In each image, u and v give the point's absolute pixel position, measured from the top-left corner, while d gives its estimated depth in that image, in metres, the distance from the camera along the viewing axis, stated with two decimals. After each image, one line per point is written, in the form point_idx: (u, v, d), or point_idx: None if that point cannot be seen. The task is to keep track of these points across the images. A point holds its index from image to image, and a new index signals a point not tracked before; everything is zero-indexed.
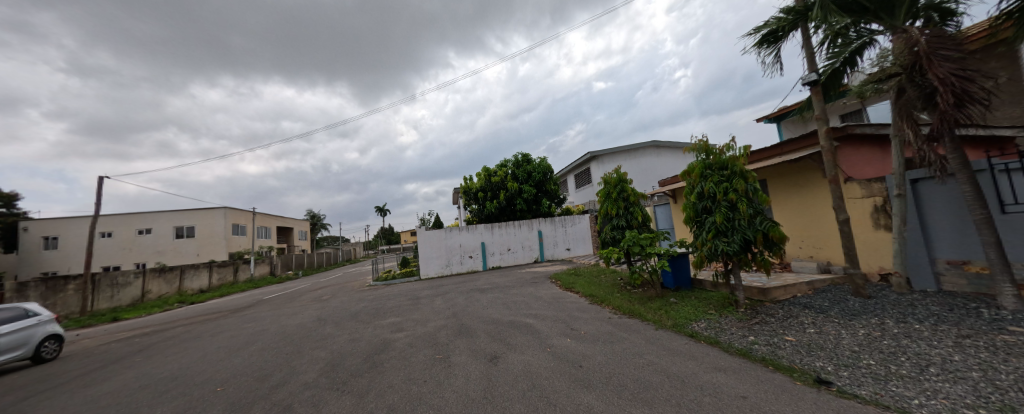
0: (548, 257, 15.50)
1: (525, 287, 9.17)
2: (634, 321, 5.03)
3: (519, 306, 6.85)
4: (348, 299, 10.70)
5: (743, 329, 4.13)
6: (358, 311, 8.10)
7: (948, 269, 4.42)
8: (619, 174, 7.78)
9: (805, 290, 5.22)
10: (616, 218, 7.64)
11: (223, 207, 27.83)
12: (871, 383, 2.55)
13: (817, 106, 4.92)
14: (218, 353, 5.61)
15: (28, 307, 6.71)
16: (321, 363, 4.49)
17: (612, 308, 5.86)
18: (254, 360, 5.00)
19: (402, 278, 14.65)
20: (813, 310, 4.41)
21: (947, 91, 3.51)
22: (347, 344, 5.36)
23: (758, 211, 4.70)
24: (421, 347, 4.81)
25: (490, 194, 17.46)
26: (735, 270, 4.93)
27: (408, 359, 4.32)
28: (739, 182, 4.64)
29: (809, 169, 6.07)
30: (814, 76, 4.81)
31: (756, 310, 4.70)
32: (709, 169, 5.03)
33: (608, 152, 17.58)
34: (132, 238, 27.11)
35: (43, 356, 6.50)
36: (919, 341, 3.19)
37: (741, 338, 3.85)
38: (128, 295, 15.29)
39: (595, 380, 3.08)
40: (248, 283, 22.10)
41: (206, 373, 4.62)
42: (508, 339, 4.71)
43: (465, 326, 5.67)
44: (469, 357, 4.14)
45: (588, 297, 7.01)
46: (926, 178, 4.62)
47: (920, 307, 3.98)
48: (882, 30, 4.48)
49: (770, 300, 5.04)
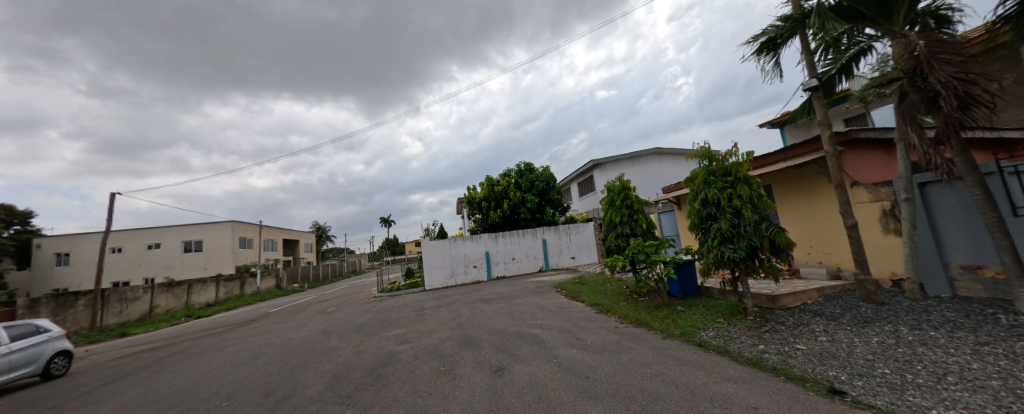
0: (553, 266, 15.40)
1: (530, 296, 9.12)
2: (641, 330, 4.96)
3: (525, 316, 6.79)
4: (353, 311, 10.69)
5: (752, 337, 4.05)
6: (363, 323, 8.08)
7: (962, 274, 4.32)
8: (623, 182, 7.79)
9: (815, 297, 5.13)
10: (620, 225, 7.62)
11: (232, 220, 28.28)
12: (887, 392, 2.49)
13: (818, 111, 4.91)
14: (224, 367, 5.61)
15: (40, 323, 6.78)
16: (326, 377, 4.48)
17: (618, 318, 5.81)
18: (259, 374, 4.99)
19: (407, 289, 14.60)
20: (825, 318, 4.32)
21: (950, 94, 3.50)
22: (352, 357, 5.34)
23: (763, 217, 4.65)
24: (426, 358, 4.78)
25: (494, 203, 17.47)
26: (743, 277, 4.84)
27: (413, 371, 4.29)
28: (743, 188, 4.64)
29: (814, 173, 6.03)
30: (815, 82, 4.80)
31: (765, 318, 4.60)
32: (711, 176, 5.04)
33: (611, 160, 17.64)
34: (141, 252, 27.41)
35: (53, 372, 6.54)
36: (935, 349, 3.11)
37: (751, 347, 3.78)
38: (136, 310, 15.38)
39: (603, 391, 3.02)
40: (254, 296, 22.21)
41: (210, 388, 4.61)
42: (513, 350, 4.66)
43: (469, 338, 5.64)
44: (474, 369, 4.10)
45: (593, 306, 6.96)
46: (933, 181, 4.56)
47: (936, 314, 3.88)
48: (880, 36, 4.51)
49: (780, 307, 4.97)
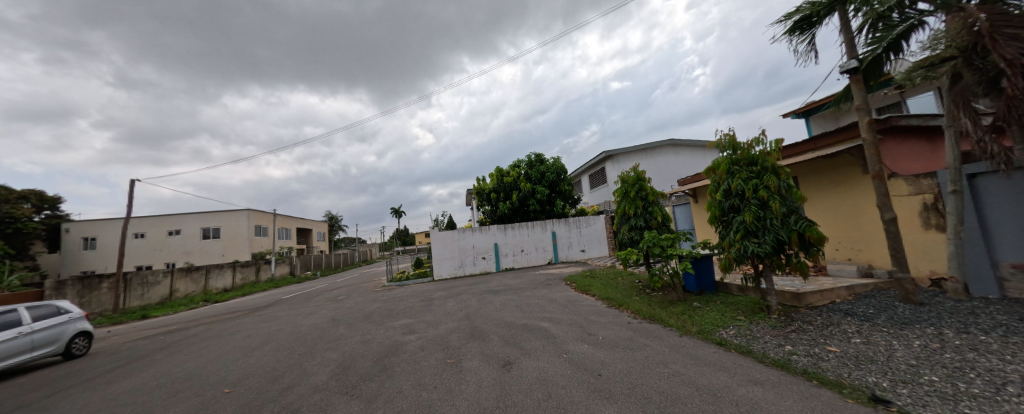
0: (563, 259, 15.21)
1: (539, 289, 8.98)
2: (656, 326, 4.75)
3: (534, 309, 6.64)
4: (363, 300, 10.74)
5: (778, 337, 3.78)
6: (372, 312, 8.08)
7: (1014, 274, 3.94)
8: (637, 172, 7.47)
9: (844, 296, 4.81)
10: (634, 217, 7.32)
11: (248, 209, 28.93)
12: (938, 403, 2.23)
13: (857, 95, 4.50)
14: (234, 352, 5.64)
15: (61, 304, 6.93)
16: (332, 365, 4.43)
17: (631, 313, 5.61)
18: (266, 360, 4.97)
19: (416, 279, 14.65)
20: (857, 318, 4.02)
21: (1016, 72, 3.13)
22: (359, 346, 5.30)
23: (793, 210, 4.31)
24: (433, 350, 4.68)
25: (503, 195, 17.23)
26: (767, 272, 4.55)
27: (419, 363, 4.19)
28: (771, 178, 4.31)
29: (846, 163, 5.61)
30: (855, 63, 4.40)
31: (791, 317, 4.31)
32: (736, 165, 4.74)
33: (624, 151, 17.22)
34: (162, 238, 28.34)
35: (74, 352, 6.72)
36: (989, 356, 2.80)
37: (776, 347, 3.52)
38: (157, 293, 15.89)
39: (616, 391, 2.84)
40: (269, 282, 22.82)
41: (219, 373, 4.61)
42: (521, 344, 4.51)
43: (477, 329, 5.54)
44: (481, 362, 3.98)
45: (604, 300, 6.76)
46: (987, 172, 4.14)
47: (985, 316, 3.54)
48: (934, 10, 4.08)
49: (806, 306, 4.70)
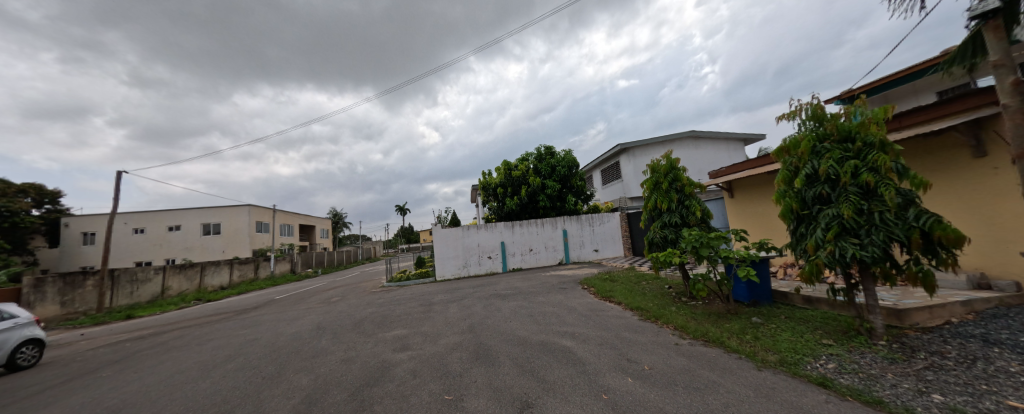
0: (574, 259, 14.13)
1: (553, 294, 7.93)
2: (715, 350, 3.67)
3: (550, 320, 5.59)
4: (358, 302, 9.79)
5: (909, 378, 2.67)
6: (363, 319, 7.11)
7: None
8: (671, 160, 6.34)
9: (961, 314, 3.70)
10: (667, 213, 6.24)
11: (248, 205, 28.33)
12: None
13: (996, 47, 3.36)
14: (190, 371, 4.67)
15: (7, 308, 6.06)
16: (296, 398, 3.43)
17: (673, 329, 4.53)
18: (222, 386, 4.00)
19: (417, 279, 13.70)
20: (1010, 350, 2.91)
21: None
22: (338, 366, 4.28)
23: (909, 200, 3.18)
24: (427, 378, 3.66)
25: (511, 190, 16.18)
26: (866, 284, 3.42)
27: (407, 399, 3.18)
28: (879, 157, 3.20)
29: (955, 145, 4.47)
30: (995, 3, 3.25)
31: (907, 345, 3.20)
32: (821, 143, 3.65)
33: (639, 144, 16.10)
34: (162, 234, 27.82)
35: (19, 363, 5.85)
36: None
37: (918, 396, 2.43)
38: (148, 292, 15.14)
39: None
40: (268, 280, 22.09)
41: (156, 404, 3.63)
42: (542, 373, 3.47)
43: (483, 347, 4.51)
44: (488, 401, 2.95)
45: (634, 310, 5.69)
46: None
47: None
48: None
49: (911, 326, 3.62)
